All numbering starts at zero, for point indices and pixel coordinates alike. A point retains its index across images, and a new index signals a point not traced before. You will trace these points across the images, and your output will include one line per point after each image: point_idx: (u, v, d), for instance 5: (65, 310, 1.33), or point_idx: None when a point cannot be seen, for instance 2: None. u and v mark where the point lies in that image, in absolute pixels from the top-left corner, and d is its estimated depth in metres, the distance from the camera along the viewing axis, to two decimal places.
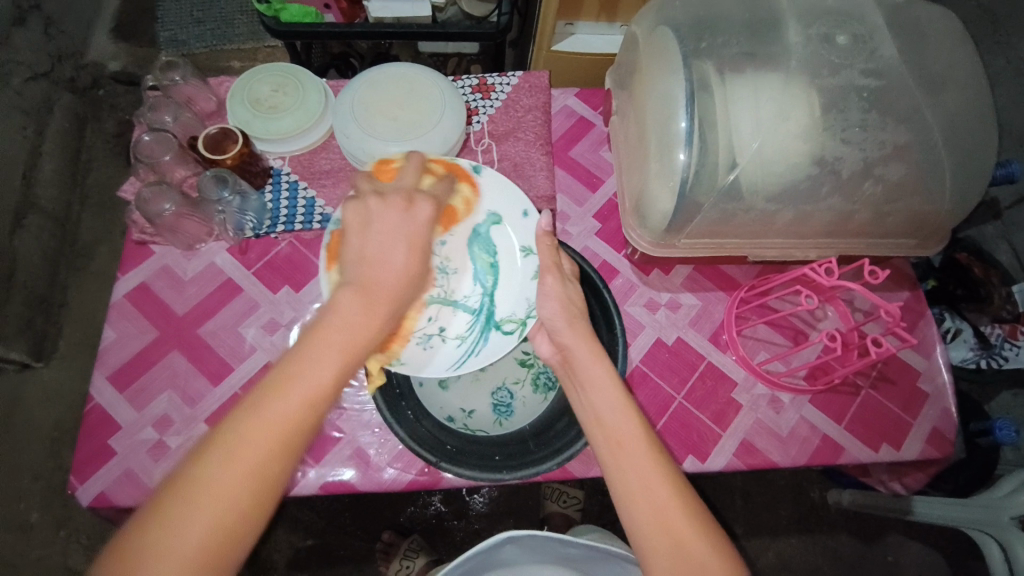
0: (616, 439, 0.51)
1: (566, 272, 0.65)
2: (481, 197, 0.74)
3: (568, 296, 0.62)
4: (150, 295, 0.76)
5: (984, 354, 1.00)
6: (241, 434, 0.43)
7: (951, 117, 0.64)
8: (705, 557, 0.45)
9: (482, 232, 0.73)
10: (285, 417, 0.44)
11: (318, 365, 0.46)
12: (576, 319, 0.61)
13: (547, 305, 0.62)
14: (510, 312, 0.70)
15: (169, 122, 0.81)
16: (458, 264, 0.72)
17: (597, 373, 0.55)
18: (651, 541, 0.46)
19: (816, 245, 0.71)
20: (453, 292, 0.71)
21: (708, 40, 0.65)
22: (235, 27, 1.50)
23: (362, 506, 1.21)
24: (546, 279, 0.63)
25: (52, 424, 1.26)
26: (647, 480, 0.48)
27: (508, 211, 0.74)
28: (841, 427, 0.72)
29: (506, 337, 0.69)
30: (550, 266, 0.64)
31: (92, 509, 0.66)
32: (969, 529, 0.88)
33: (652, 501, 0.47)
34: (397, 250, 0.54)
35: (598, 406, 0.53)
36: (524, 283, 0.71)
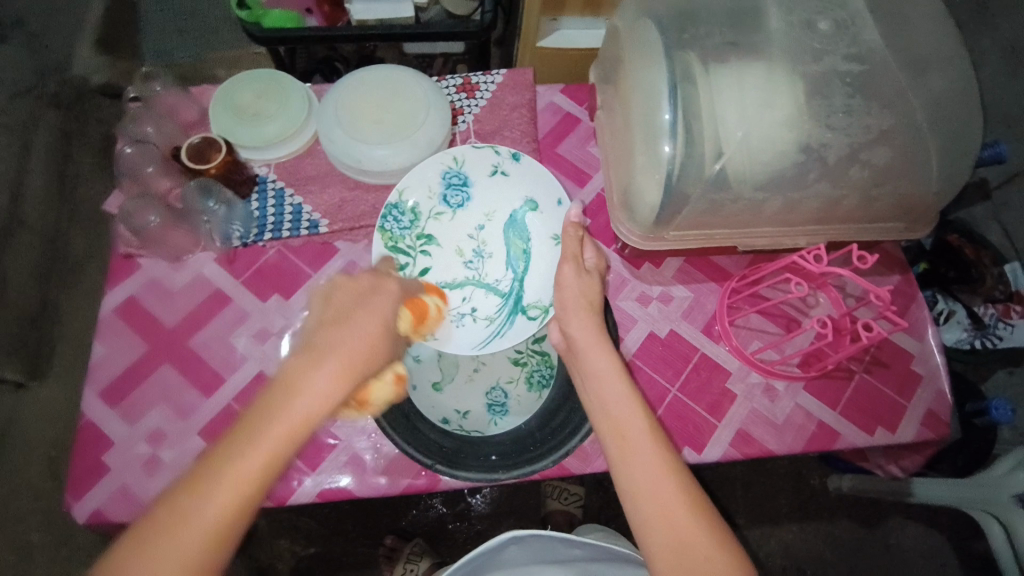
0: (619, 431, 0.51)
1: (586, 264, 0.65)
2: (520, 185, 0.79)
3: (579, 290, 0.63)
4: (139, 309, 0.76)
5: (978, 334, 1.02)
6: (167, 525, 0.39)
7: (935, 99, 0.64)
8: (710, 552, 0.45)
9: (519, 219, 0.79)
10: (210, 515, 0.39)
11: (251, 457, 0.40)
12: (586, 311, 0.61)
13: (560, 297, 0.63)
14: (536, 298, 0.75)
15: (151, 132, 0.80)
16: (494, 249, 0.79)
17: (604, 366, 0.56)
18: (655, 536, 0.46)
19: (805, 232, 0.71)
20: (486, 275, 0.78)
21: (690, 30, 0.65)
22: (219, 35, 1.47)
23: (364, 512, 1.21)
24: (564, 268, 0.64)
25: (50, 443, 1.25)
26: (651, 475, 0.48)
27: (544, 199, 0.78)
28: (837, 413, 0.72)
29: (529, 322, 0.73)
30: (571, 256, 0.65)
31: (89, 525, 0.66)
32: (969, 509, 0.89)
33: (656, 495, 0.47)
34: (361, 317, 0.45)
35: (606, 400, 0.53)
36: (550, 270, 0.77)
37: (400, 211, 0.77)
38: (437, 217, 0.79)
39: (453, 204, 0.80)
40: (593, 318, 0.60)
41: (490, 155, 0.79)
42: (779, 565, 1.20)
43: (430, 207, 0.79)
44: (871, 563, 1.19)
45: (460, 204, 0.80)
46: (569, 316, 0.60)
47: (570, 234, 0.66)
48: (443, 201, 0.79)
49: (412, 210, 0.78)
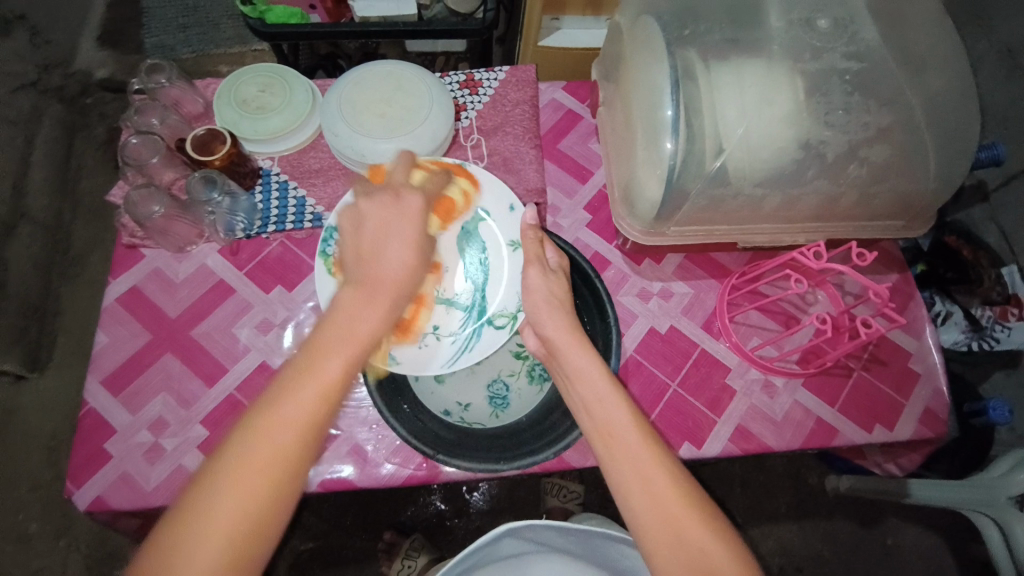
0: (606, 430, 0.51)
1: (550, 264, 0.65)
2: (467, 194, 0.75)
3: (551, 290, 0.62)
4: (141, 299, 0.76)
5: (975, 336, 1.02)
6: (262, 432, 0.44)
7: (933, 97, 0.65)
8: (706, 543, 0.45)
9: (470, 230, 0.75)
10: (296, 416, 0.45)
11: (331, 363, 0.47)
12: (559, 311, 0.61)
13: (531, 299, 0.62)
14: (502, 306, 0.72)
15: (156, 124, 0.81)
16: (447, 263, 0.74)
17: (586, 366, 0.55)
18: (651, 530, 0.46)
19: (804, 229, 0.72)
20: (444, 290, 0.73)
21: (691, 27, 0.66)
22: (221, 31, 1.49)
23: (363, 507, 1.21)
24: (529, 271, 0.63)
25: (49, 435, 1.25)
26: (644, 469, 0.48)
27: (495, 207, 0.75)
28: (835, 410, 0.73)
29: (499, 332, 0.70)
30: (533, 257, 0.65)
31: (90, 513, 0.66)
32: (966, 509, 0.89)
33: (649, 489, 0.47)
34: (393, 247, 0.55)
35: (590, 397, 0.54)
36: (513, 277, 0.73)
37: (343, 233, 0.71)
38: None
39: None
40: (567, 317, 0.60)
41: (434, 168, 0.76)
42: (777, 564, 1.20)
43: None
44: (868, 563, 1.19)
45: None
46: (543, 318, 0.60)
47: (529, 238, 0.66)
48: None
49: None
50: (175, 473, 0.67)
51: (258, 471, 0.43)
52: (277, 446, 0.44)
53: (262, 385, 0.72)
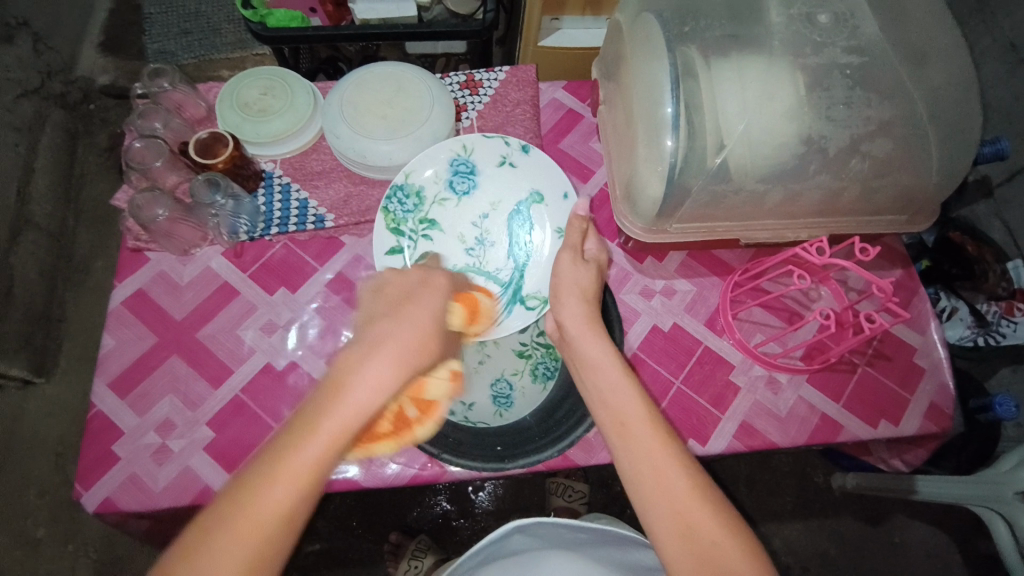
0: (619, 421, 0.51)
1: (585, 255, 0.66)
2: (526, 177, 0.80)
3: (575, 278, 0.63)
4: (147, 302, 0.76)
5: (981, 332, 1.01)
6: (221, 529, 0.39)
7: (935, 90, 0.64)
8: (717, 536, 0.45)
9: (523, 210, 0.80)
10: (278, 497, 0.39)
11: (304, 457, 0.39)
12: (580, 299, 0.62)
13: (556, 285, 0.64)
14: (536, 289, 0.76)
15: (159, 128, 0.81)
16: (495, 237, 0.80)
17: (601, 360, 0.55)
18: (661, 523, 0.46)
19: (807, 224, 0.72)
20: (486, 263, 0.79)
21: (691, 24, 0.66)
22: (222, 36, 1.49)
23: (369, 508, 1.21)
24: (562, 256, 0.65)
25: (56, 440, 1.26)
26: (655, 461, 0.48)
27: (550, 192, 0.79)
28: (840, 405, 0.73)
29: (528, 312, 0.75)
30: (570, 245, 0.66)
31: (97, 515, 0.66)
32: (974, 505, 0.88)
33: (660, 481, 0.47)
34: (408, 314, 0.45)
35: (602, 388, 0.54)
36: (552, 259, 0.77)
37: (405, 193, 0.78)
38: (442, 203, 0.80)
39: (459, 191, 0.81)
40: (586, 306, 0.61)
41: (499, 145, 0.81)
42: (784, 562, 1.19)
43: (435, 192, 0.80)
44: (875, 561, 1.19)
45: (465, 192, 0.81)
46: (561, 304, 0.61)
47: (574, 226, 0.67)
48: (448, 187, 0.80)
49: (416, 193, 0.79)
50: (182, 474, 0.67)
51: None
52: (229, 553, 0.38)
53: (267, 386, 0.72)
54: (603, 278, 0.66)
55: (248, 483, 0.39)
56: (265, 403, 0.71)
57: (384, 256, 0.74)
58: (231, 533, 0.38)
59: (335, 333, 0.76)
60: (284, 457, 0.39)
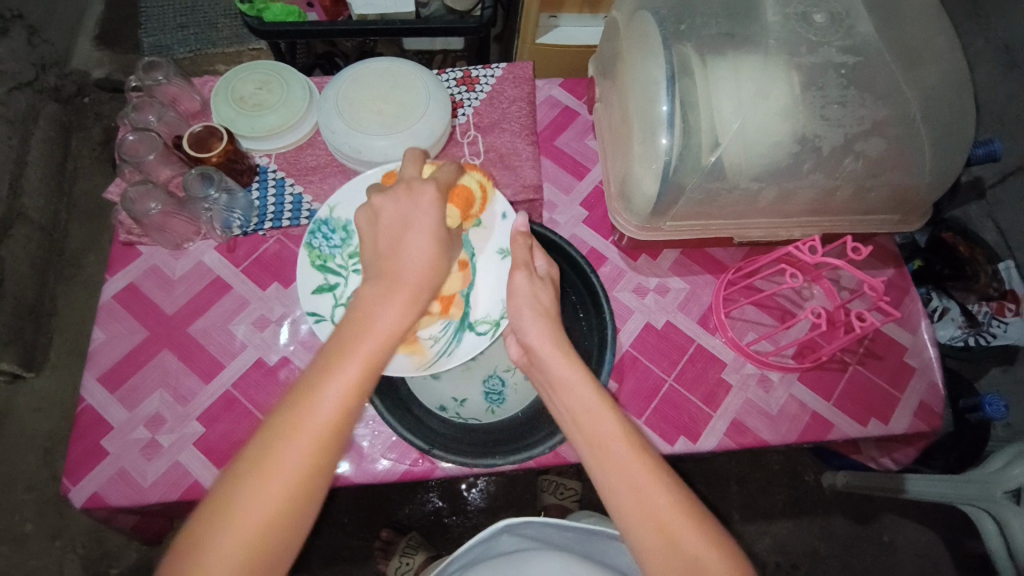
0: (596, 441, 0.50)
1: (537, 271, 0.64)
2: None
3: (533, 295, 0.61)
4: (139, 296, 0.76)
5: (972, 332, 1.01)
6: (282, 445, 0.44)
7: (929, 91, 0.65)
8: (700, 551, 0.46)
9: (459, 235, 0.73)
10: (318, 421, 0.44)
11: (346, 376, 0.46)
12: (542, 318, 0.60)
13: (515, 303, 0.61)
14: (485, 312, 0.70)
15: (153, 121, 0.81)
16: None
17: (570, 380, 0.54)
18: (643, 539, 0.47)
19: (800, 223, 0.72)
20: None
21: (688, 21, 0.66)
22: (218, 31, 1.48)
23: (361, 505, 1.21)
24: (516, 274, 0.62)
25: (46, 435, 1.25)
26: (635, 480, 0.48)
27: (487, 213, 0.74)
28: (830, 404, 0.73)
29: (479, 338, 0.68)
30: (521, 263, 0.63)
31: (87, 509, 0.66)
32: (963, 505, 0.89)
33: (641, 497, 0.47)
34: (413, 242, 0.53)
35: (577, 409, 0.53)
36: (498, 283, 0.71)
37: (331, 227, 0.73)
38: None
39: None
40: (549, 325, 0.59)
41: None
42: (773, 560, 1.20)
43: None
44: (864, 559, 1.20)
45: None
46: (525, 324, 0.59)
47: (518, 242, 0.65)
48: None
49: (343, 227, 0.73)
50: (173, 469, 0.67)
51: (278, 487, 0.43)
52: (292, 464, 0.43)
53: (259, 381, 0.72)
54: (557, 290, 0.65)
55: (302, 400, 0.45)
56: (257, 398, 0.71)
57: (311, 295, 0.69)
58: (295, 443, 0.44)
59: None
60: (331, 374, 0.45)
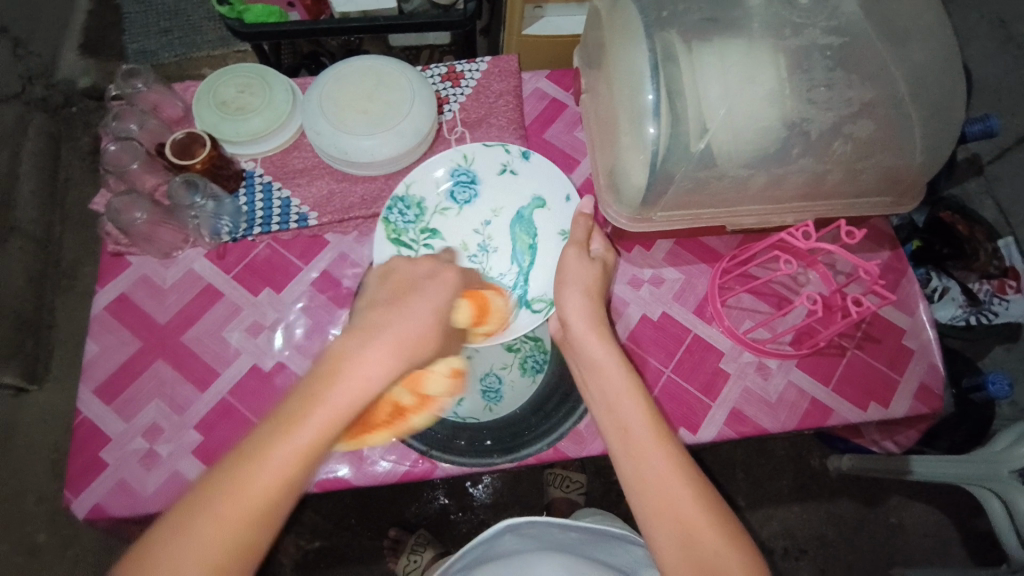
0: (623, 429, 0.50)
1: (590, 252, 0.65)
2: (528, 183, 0.79)
3: (582, 272, 0.62)
4: (130, 306, 0.76)
5: (973, 311, 1.00)
6: (248, 468, 0.41)
7: (918, 70, 0.64)
8: (720, 548, 0.45)
9: (526, 215, 0.79)
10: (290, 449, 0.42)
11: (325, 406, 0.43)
12: (582, 294, 0.60)
13: (560, 279, 0.62)
14: (542, 292, 0.75)
15: (135, 129, 0.80)
16: (499, 244, 0.79)
17: (607, 365, 0.54)
18: (661, 529, 0.46)
19: (792, 209, 0.71)
20: (490, 268, 0.78)
21: (670, 8, 0.64)
22: (204, 34, 1.47)
23: (367, 505, 1.21)
24: (567, 250, 0.63)
25: (51, 447, 1.25)
26: (658, 471, 0.48)
27: (552, 195, 0.78)
28: (829, 389, 0.72)
29: (534, 315, 0.73)
30: (575, 241, 0.64)
31: (88, 521, 0.66)
32: (971, 485, 0.88)
33: (663, 488, 0.47)
34: (418, 302, 0.50)
35: (605, 390, 0.53)
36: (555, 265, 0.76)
37: (406, 204, 0.77)
38: (443, 213, 0.80)
39: (460, 201, 0.80)
40: (591, 304, 0.59)
41: (499, 153, 0.79)
42: (781, 546, 1.20)
43: (436, 202, 0.79)
44: (873, 542, 1.19)
45: (467, 201, 0.80)
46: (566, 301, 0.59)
47: (579, 224, 0.66)
48: (450, 197, 0.80)
49: (418, 204, 0.78)
50: (172, 478, 0.67)
51: (242, 504, 0.41)
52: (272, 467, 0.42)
53: (254, 388, 0.72)
54: (609, 276, 0.65)
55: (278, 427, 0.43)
56: (253, 404, 0.71)
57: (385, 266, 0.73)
58: (261, 475, 0.41)
59: (322, 332, 0.75)
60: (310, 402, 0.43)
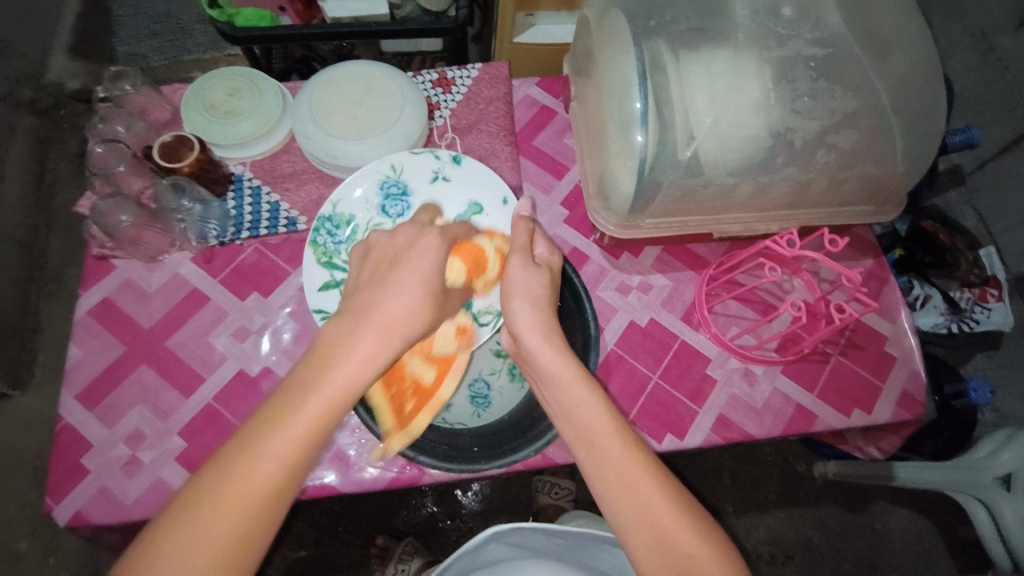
0: (589, 439, 0.50)
1: (537, 258, 0.63)
2: (462, 188, 0.79)
3: (528, 281, 0.60)
4: (114, 311, 0.75)
5: (955, 318, 1.02)
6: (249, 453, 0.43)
7: (899, 80, 0.65)
8: (693, 549, 0.45)
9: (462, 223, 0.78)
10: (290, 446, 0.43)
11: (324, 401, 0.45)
12: (532, 306, 0.59)
13: (506, 291, 0.60)
14: (488, 303, 0.74)
15: (122, 132, 0.80)
16: None
17: (565, 374, 0.54)
18: (634, 535, 0.46)
19: (777, 217, 0.72)
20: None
21: (658, 17, 0.66)
22: (194, 38, 1.46)
23: (355, 513, 1.20)
24: (511, 260, 0.62)
25: (34, 454, 1.23)
26: (627, 477, 0.48)
27: (489, 200, 0.78)
28: (814, 396, 0.73)
29: (483, 329, 0.72)
30: (519, 247, 0.63)
31: (69, 529, 0.65)
32: (954, 492, 0.90)
33: (633, 495, 0.47)
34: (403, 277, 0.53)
35: (568, 403, 0.53)
36: None
37: (335, 223, 0.75)
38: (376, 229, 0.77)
39: (393, 214, 0.77)
40: (540, 316, 0.58)
41: (430, 161, 0.78)
42: (768, 552, 1.21)
43: (368, 219, 0.77)
44: (859, 548, 1.20)
45: (399, 214, 0.78)
46: (513, 315, 0.58)
47: (519, 229, 0.64)
48: (381, 212, 0.77)
49: (348, 222, 0.76)
50: (155, 485, 0.66)
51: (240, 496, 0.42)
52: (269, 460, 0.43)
53: (240, 394, 0.71)
54: (556, 281, 0.64)
55: (274, 414, 0.44)
56: (239, 410, 0.70)
57: (321, 294, 0.71)
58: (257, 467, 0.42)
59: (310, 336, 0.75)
60: (306, 392, 0.45)
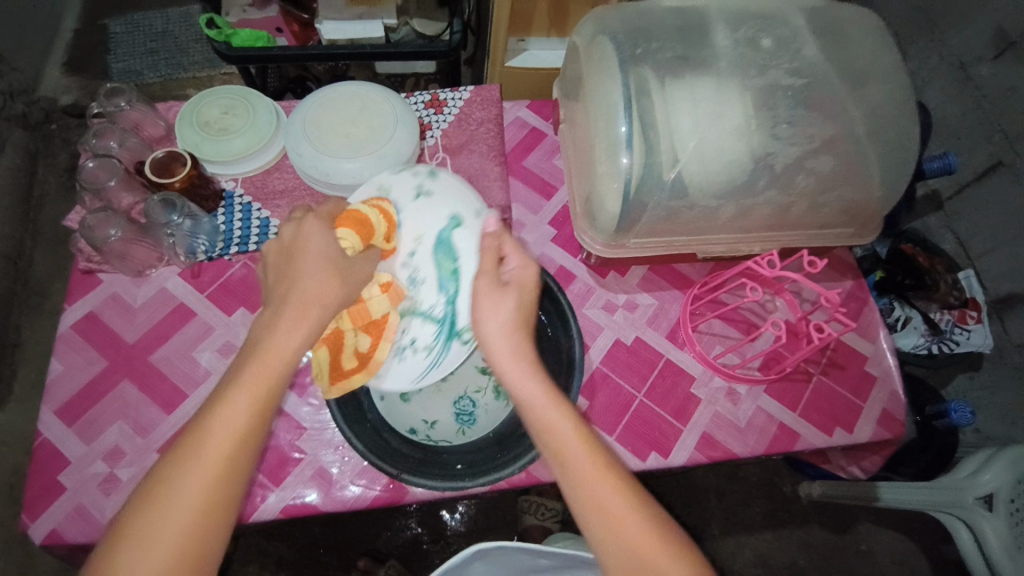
0: (561, 457, 0.50)
1: (506, 275, 0.57)
2: (444, 203, 0.66)
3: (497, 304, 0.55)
4: (99, 325, 0.75)
5: (935, 339, 1.04)
6: (196, 449, 0.45)
7: (875, 109, 0.67)
8: (664, 566, 0.46)
9: (445, 238, 0.65)
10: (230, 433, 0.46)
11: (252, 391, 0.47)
12: (503, 330, 0.54)
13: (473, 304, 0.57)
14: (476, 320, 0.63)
15: (115, 147, 0.80)
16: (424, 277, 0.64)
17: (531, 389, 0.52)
18: (608, 550, 0.47)
19: (760, 238, 0.74)
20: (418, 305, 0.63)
21: (644, 45, 0.68)
22: (189, 55, 1.48)
23: (338, 534, 1.18)
24: (478, 281, 0.56)
25: (9, 471, 1.21)
26: (601, 495, 0.48)
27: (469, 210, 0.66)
28: (796, 415, 0.74)
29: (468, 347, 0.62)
30: (486, 272, 0.57)
31: (45, 547, 0.63)
32: (938, 512, 0.90)
33: (606, 512, 0.48)
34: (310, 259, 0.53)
35: (540, 424, 0.51)
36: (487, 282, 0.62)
37: None
38: None
39: None
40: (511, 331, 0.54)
41: (409, 178, 0.68)
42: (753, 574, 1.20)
43: None
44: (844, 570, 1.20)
45: None
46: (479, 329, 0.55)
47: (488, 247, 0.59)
48: None
49: None
50: None
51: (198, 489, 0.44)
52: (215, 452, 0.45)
53: None
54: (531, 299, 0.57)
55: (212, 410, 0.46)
56: None
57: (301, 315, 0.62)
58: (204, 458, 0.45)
59: None
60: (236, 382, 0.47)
